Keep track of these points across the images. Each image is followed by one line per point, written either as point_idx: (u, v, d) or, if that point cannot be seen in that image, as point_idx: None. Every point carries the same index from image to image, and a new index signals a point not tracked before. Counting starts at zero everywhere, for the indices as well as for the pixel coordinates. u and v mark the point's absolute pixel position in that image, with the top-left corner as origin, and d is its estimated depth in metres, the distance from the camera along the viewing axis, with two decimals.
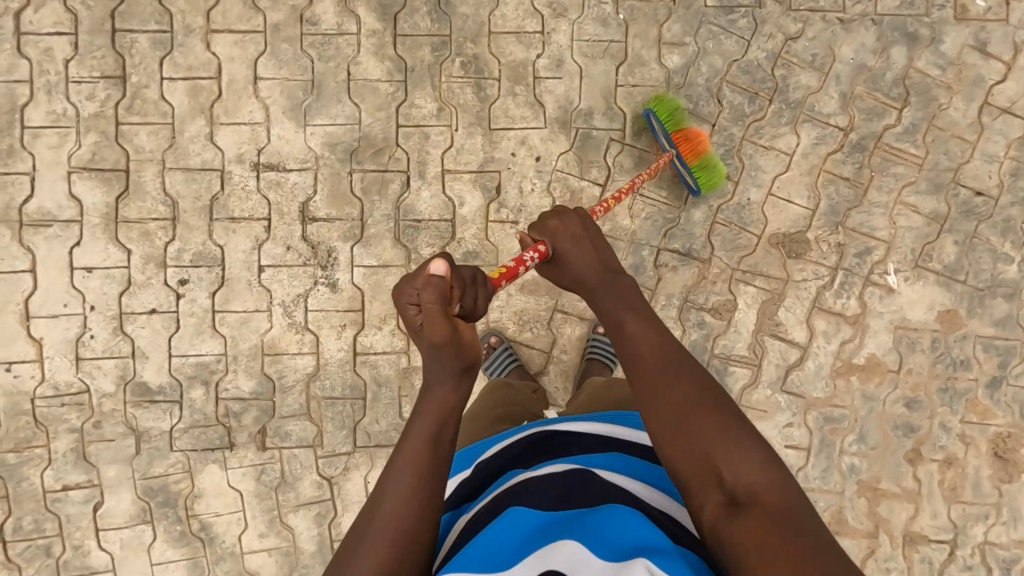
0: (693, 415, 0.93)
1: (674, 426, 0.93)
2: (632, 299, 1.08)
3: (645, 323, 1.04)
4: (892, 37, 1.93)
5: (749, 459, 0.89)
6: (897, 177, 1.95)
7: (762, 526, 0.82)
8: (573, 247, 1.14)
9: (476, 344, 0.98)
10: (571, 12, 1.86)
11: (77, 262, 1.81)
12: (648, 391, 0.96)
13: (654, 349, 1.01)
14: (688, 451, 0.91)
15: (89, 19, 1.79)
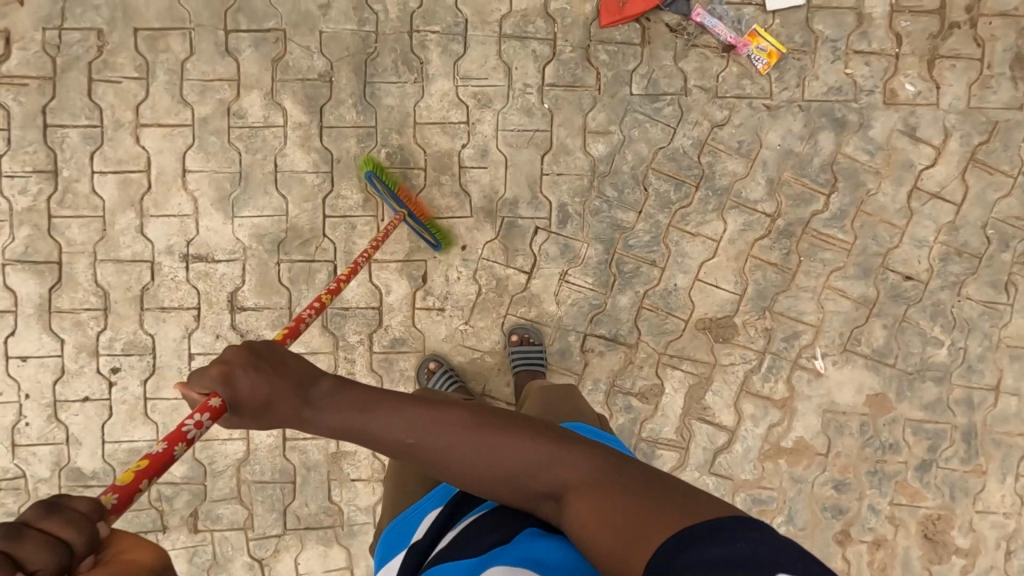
0: (491, 455, 0.93)
1: (495, 476, 0.93)
2: (339, 395, 0.97)
3: (388, 412, 0.96)
4: (820, 123, 1.93)
5: (568, 467, 0.91)
6: (825, 262, 1.96)
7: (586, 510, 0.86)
8: (248, 377, 0.92)
9: (145, 551, 0.67)
10: (496, 102, 1.88)
11: (12, 350, 1.86)
12: (448, 463, 0.95)
13: (411, 433, 0.95)
14: (517, 486, 0.93)
15: (21, 114, 1.82)
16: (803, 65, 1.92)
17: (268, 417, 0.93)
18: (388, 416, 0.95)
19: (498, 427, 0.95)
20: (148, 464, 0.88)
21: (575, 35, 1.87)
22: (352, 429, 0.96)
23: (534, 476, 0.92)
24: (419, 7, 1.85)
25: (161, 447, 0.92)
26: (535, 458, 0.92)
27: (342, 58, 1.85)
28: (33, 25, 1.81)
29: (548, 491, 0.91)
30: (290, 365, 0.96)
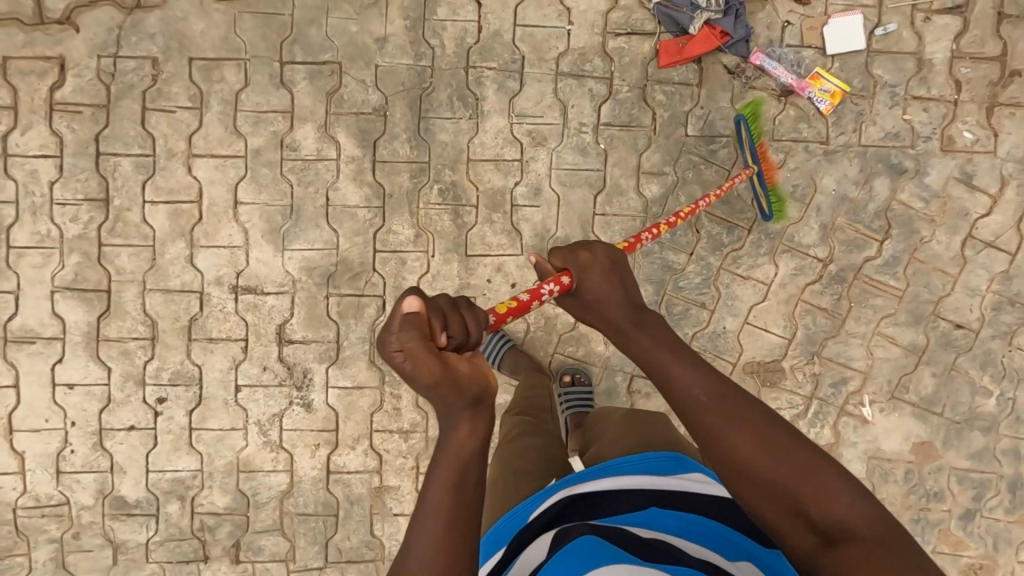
0: (761, 454, 0.88)
1: (778, 486, 0.86)
2: (665, 331, 1.02)
3: (671, 358, 0.97)
4: (875, 168, 1.91)
5: (843, 503, 0.83)
6: (876, 308, 1.94)
7: (862, 558, 0.79)
8: (598, 278, 1.06)
9: (468, 369, 0.89)
10: (550, 141, 1.86)
11: (58, 378, 1.85)
12: (723, 440, 0.90)
13: (714, 397, 0.92)
14: (793, 502, 0.85)
15: (74, 141, 1.82)
16: (860, 110, 1.90)
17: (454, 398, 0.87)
18: (692, 368, 0.95)
19: (741, 407, 0.92)
20: (516, 304, 1.08)
21: (632, 75, 1.86)
22: (654, 365, 0.97)
23: (822, 498, 0.84)
24: (476, 43, 1.84)
25: (524, 296, 1.08)
26: (811, 473, 0.86)
27: (397, 92, 1.84)
28: (89, 53, 1.80)
29: (822, 523, 0.84)
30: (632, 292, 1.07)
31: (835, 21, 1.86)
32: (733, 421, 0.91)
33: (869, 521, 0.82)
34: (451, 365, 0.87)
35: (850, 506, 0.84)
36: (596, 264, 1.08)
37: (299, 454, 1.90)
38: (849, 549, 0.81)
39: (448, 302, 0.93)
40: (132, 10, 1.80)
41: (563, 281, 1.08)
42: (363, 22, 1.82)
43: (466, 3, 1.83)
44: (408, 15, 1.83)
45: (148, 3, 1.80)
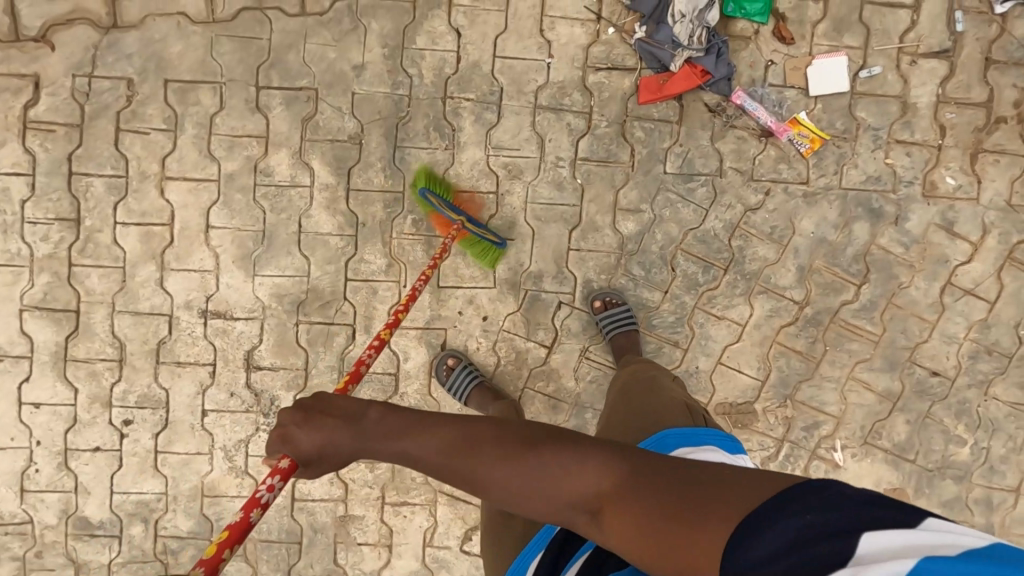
0: (523, 485, 0.89)
1: (550, 505, 0.88)
2: (392, 418, 0.98)
3: (391, 441, 0.96)
4: (855, 212, 1.89)
5: (598, 473, 0.87)
6: (851, 352, 1.92)
7: (628, 518, 0.82)
8: (309, 437, 0.96)
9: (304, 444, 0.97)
10: (526, 174, 1.84)
11: (25, 397, 1.85)
12: (464, 478, 0.91)
13: (439, 452, 0.93)
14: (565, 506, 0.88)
15: (47, 160, 1.81)
16: (842, 152, 1.87)
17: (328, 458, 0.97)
18: (430, 435, 0.95)
19: (504, 446, 0.91)
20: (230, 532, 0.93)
21: (611, 110, 1.83)
22: (388, 456, 0.95)
23: (574, 479, 0.87)
24: (454, 73, 1.82)
25: (239, 517, 0.97)
26: (570, 474, 0.87)
27: (374, 121, 1.82)
28: (64, 72, 1.79)
29: (583, 501, 0.87)
30: (343, 443, 0.96)
31: (818, 63, 1.84)
32: (446, 470, 0.93)
33: (618, 473, 0.86)
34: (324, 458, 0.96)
35: (614, 479, 0.86)
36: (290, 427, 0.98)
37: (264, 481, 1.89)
38: (619, 514, 0.83)
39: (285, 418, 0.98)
40: (108, 30, 1.79)
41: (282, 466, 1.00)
42: (341, 49, 1.81)
43: (445, 33, 1.81)
44: (386, 43, 1.81)
45: (125, 23, 1.79)
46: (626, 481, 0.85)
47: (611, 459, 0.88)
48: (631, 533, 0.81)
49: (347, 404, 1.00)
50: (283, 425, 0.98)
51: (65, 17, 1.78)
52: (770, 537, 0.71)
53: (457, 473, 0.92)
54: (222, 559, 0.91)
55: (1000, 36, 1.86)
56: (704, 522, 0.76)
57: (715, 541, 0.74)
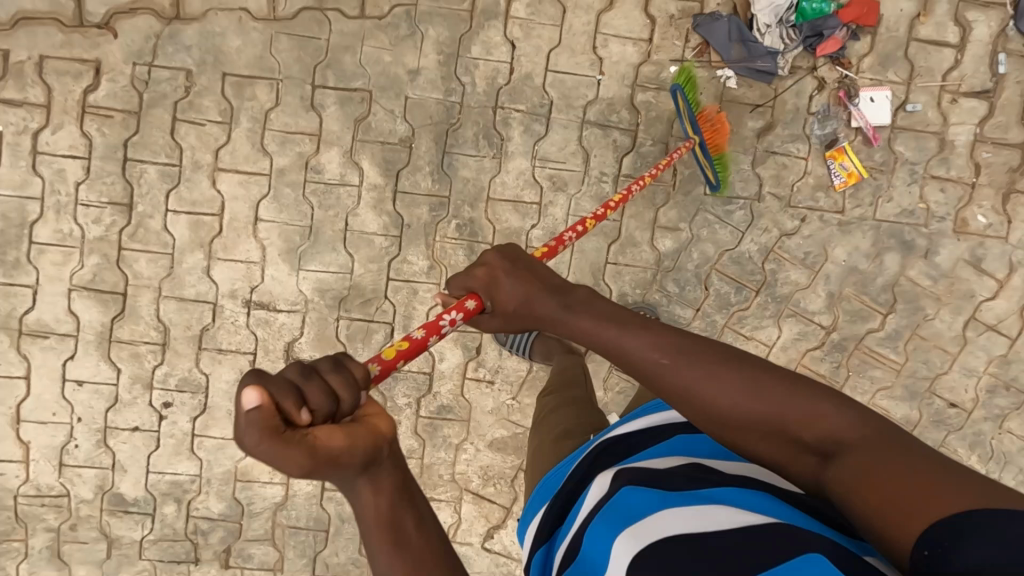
0: (750, 399, 0.87)
1: (760, 426, 0.87)
2: (602, 305, 0.98)
3: (631, 326, 0.94)
4: (887, 243, 1.94)
5: (832, 415, 0.84)
6: (873, 380, 1.97)
7: (858, 461, 0.79)
8: (511, 283, 1.00)
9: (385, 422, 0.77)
10: (570, 187, 1.88)
11: (69, 374, 1.90)
12: (675, 385, 0.90)
13: (671, 353, 0.91)
14: (788, 432, 0.86)
15: (103, 144, 1.85)
16: (879, 184, 1.92)
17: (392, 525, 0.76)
18: (644, 332, 0.93)
19: (710, 362, 0.90)
20: (409, 346, 0.98)
21: (657, 129, 1.88)
22: (598, 343, 0.95)
23: (790, 410, 0.86)
24: (506, 83, 1.85)
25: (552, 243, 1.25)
26: (805, 400, 0.86)
27: (424, 126, 1.86)
28: (124, 59, 1.83)
29: (816, 441, 0.84)
30: (544, 273, 1.02)
31: (864, 96, 1.87)
32: (656, 370, 0.91)
33: (855, 424, 0.83)
34: (319, 443, 0.69)
35: (861, 425, 0.83)
36: (497, 270, 1.01)
37: (296, 469, 1.94)
38: (850, 462, 0.80)
39: (296, 372, 0.73)
40: (170, 21, 1.83)
41: (469, 308, 1.02)
42: (396, 54, 1.84)
43: (500, 44, 1.84)
44: (442, 50, 1.84)
45: (187, 15, 1.82)
46: (871, 432, 0.82)
47: (842, 406, 0.86)
48: (846, 483, 0.79)
49: (552, 270, 1.02)
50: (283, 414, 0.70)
51: (129, 6, 1.82)
52: (966, 539, 0.64)
53: (704, 366, 0.90)
54: (397, 365, 0.96)
55: None
56: (916, 496, 0.71)
57: (918, 510, 0.70)
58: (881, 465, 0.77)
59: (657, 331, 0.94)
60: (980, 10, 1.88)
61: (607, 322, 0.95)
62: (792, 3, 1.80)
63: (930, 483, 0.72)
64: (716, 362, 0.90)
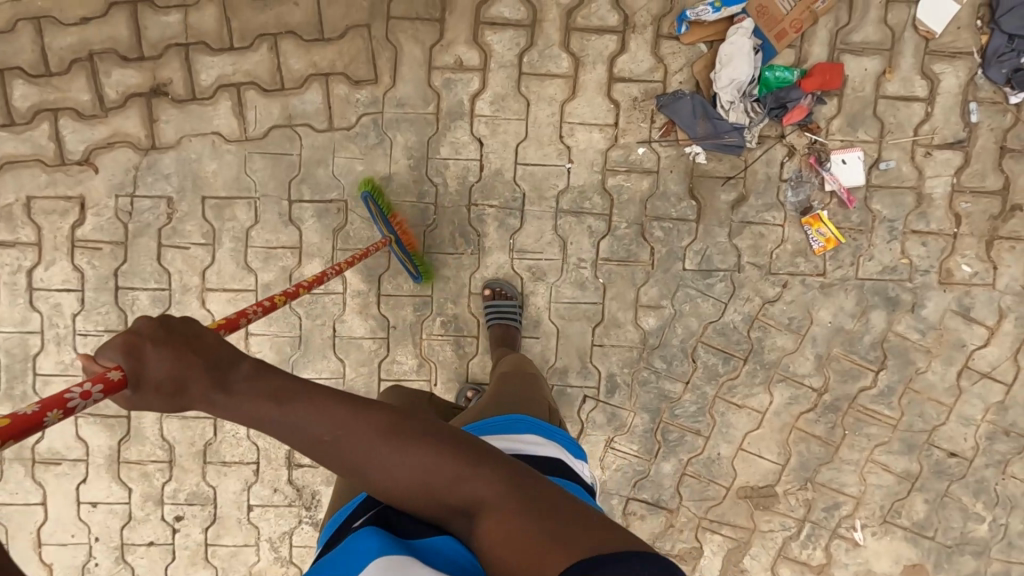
0: (428, 476, 0.89)
1: (427, 491, 0.90)
2: (328, 404, 0.89)
3: (304, 403, 0.88)
4: (872, 301, 1.93)
5: (475, 488, 0.88)
6: (870, 436, 1.97)
7: (503, 525, 0.85)
8: (155, 356, 0.82)
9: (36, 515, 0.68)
10: (550, 275, 1.91)
11: (83, 496, 1.97)
12: (347, 456, 0.90)
13: (329, 431, 0.88)
14: (432, 498, 0.90)
15: (94, 276, 1.91)
16: (858, 244, 1.91)
17: (182, 397, 0.83)
18: (305, 405, 0.88)
19: (369, 426, 0.90)
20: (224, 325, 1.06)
21: (630, 211, 1.89)
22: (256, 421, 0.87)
23: (460, 488, 0.89)
24: (478, 181, 1.88)
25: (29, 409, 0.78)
26: (465, 474, 0.89)
27: (401, 229, 1.90)
28: (107, 193, 1.89)
29: (465, 505, 0.89)
30: (202, 346, 0.86)
31: (835, 159, 1.87)
32: (325, 446, 0.89)
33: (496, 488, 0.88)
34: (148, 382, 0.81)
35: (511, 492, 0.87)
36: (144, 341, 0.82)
37: None
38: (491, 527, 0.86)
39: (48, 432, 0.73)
40: (147, 151, 1.88)
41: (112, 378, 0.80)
42: (368, 162, 1.88)
43: (468, 142, 1.87)
44: (412, 154, 1.87)
45: (163, 144, 1.88)
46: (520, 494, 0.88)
47: (508, 470, 0.90)
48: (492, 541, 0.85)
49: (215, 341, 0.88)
50: (136, 332, 0.83)
51: (107, 141, 1.87)
52: None
53: (348, 458, 0.90)
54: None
55: (1014, 125, 1.88)
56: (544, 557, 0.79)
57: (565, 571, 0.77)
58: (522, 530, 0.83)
59: (302, 421, 0.87)
60: (946, 61, 1.86)
61: (283, 415, 0.87)
62: (753, 77, 1.80)
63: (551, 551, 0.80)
64: (391, 440, 0.90)
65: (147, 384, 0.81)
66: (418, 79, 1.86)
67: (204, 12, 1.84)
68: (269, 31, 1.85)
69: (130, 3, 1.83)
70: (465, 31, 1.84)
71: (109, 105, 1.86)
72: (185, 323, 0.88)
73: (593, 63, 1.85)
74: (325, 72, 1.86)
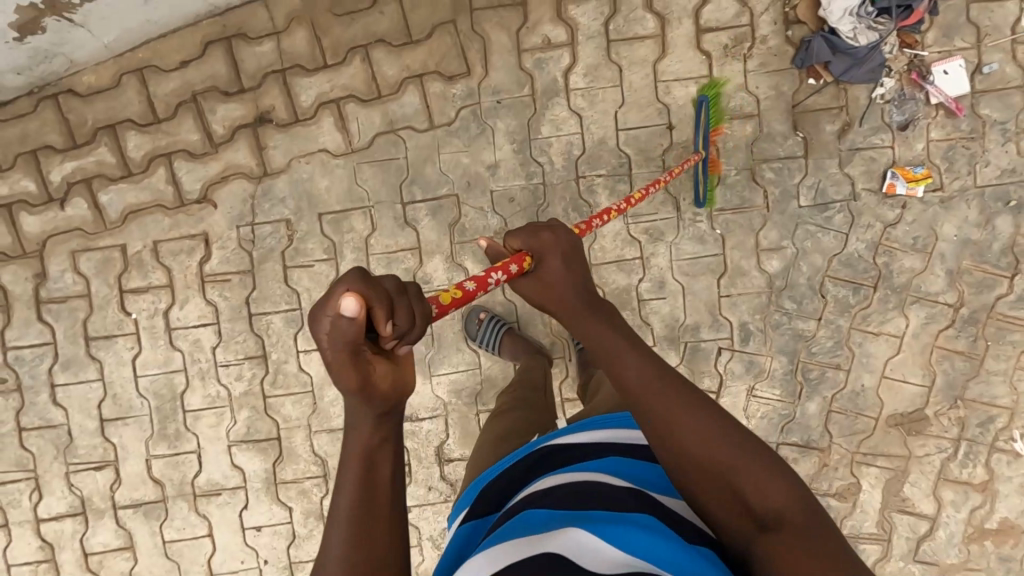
0: (706, 450, 0.85)
1: (704, 468, 0.85)
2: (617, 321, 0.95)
3: (623, 342, 0.92)
4: (995, 207, 1.91)
5: (772, 493, 0.83)
6: (1015, 344, 1.94)
7: (790, 551, 0.79)
8: (559, 263, 0.96)
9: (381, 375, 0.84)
10: (668, 234, 1.93)
11: (247, 522, 2.03)
12: (660, 417, 0.87)
13: (649, 377, 0.89)
14: (716, 488, 0.85)
15: (227, 307, 1.97)
16: (972, 152, 1.89)
17: (550, 297, 0.96)
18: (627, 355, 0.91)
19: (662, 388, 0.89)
20: (460, 295, 0.96)
21: (738, 158, 1.90)
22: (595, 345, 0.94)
23: (758, 491, 0.83)
24: (583, 153, 1.91)
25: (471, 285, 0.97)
26: (763, 476, 0.84)
27: (515, 214, 1.93)
28: (228, 225, 1.95)
29: (760, 512, 0.83)
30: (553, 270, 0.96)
31: (936, 71, 1.86)
32: (628, 379, 0.90)
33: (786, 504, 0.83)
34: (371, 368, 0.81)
35: (804, 516, 0.83)
36: (560, 249, 0.97)
37: None
38: (782, 546, 0.80)
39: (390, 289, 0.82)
40: (260, 178, 1.94)
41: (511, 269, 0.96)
42: (473, 153, 1.91)
43: (568, 118, 1.90)
44: (514, 139, 1.91)
45: (274, 170, 1.94)
46: (808, 526, 0.82)
47: (795, 492, 0.84)
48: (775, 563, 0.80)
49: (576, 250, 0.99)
50: (558, 239, 0.98)
51: (221, 175, 1.94)
52: None
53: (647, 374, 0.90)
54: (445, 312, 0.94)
55: None
56: None
57: None
58: (808, 559, 0.78)
59: (638, 361, 0.90)
60: None
61: (591, 312, 0.94)
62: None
63: None
64: (697, 403, 0.88)
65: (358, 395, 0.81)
66: (510, 64, 1.89)
67: (294, 35, 1.90)
68: (359, 43, 1.90)
69: (225, 39, 1.90)
70: (549, 9, 1.87)
71: (218, 141, 1.93)
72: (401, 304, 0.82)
73: (678, 18, 1.87)
74: (418, 73, 1.90)
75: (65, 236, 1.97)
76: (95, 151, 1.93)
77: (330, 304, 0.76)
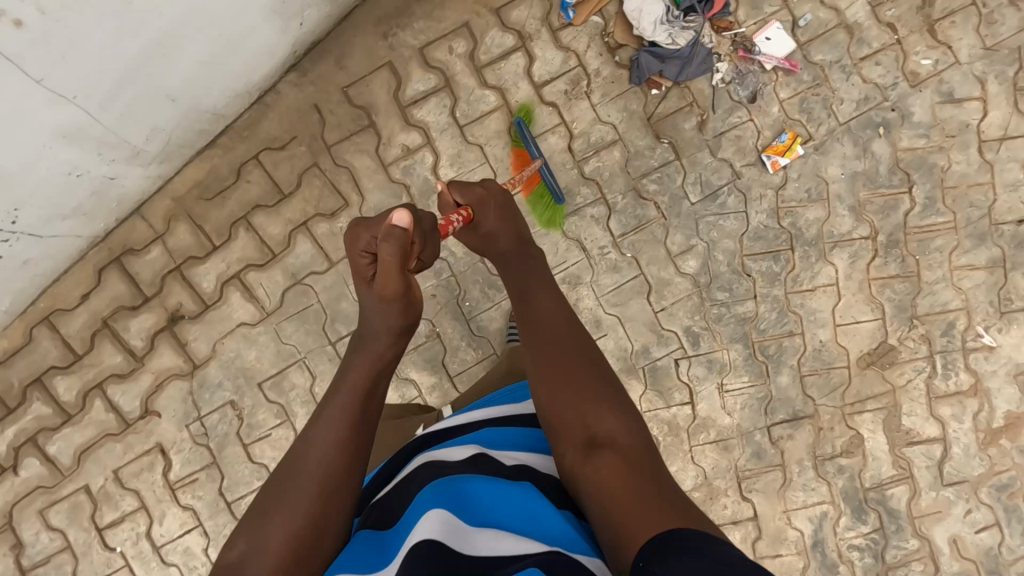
0: (574, 379, 1.11)
1: (568, 413, 1.07)
2: (543, 286, 1.31)
3: (548, 290, 1.30)
4: (866, 136, 1.98)
5: (611, 423, 1.05)
6: (941, 249, 1.99)
7: (614, 467, 0.97)
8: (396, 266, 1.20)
9: (398, 309, 1.24)
10: (585, 275, 1.97)
11: None
12: (541, 354, 1.17)
13: (548, 318, 1.23)
14: (567, 423, 1.06)
15: (205, 505, 1.97)
16: (823, 96, 1.98)
17: (410, 295, 1.25)
18: (541, 295, 1.29)
19: (558, 337, 1.19)
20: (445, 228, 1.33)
21: (619, 183, 1.97)
22: (517, 295, 1.32)
23: (601, 421, 1.05)
24: None
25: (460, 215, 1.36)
26: (606, 412, 1.06)
27: (438, 312, 1.97)
28: (178, 428, 1.97)
29: (603, 436, 1.03)
30: (521, 228, 1.43)
31: (760, 41, 1.96)
32: (531, 323, 1.24)
33: (625, 435, 1.04)
34: (409, 289, 1.23)
35: (637, 444, 1.03)
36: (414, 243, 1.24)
37: None
38: (608, 462, 0.98)
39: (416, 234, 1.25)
40: (192, 372, 1.97)
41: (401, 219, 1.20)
42: None
43: None
44: None
45: (202, 359, 1.97)
46: (636, 453, 1.01)
47: (635, 434, 1.05)
48: (599, 481, 0.96)
49: (525, 222, 1.44)
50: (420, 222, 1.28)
51: (154, 384, 1.97)
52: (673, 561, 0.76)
53: (544, 337, 1.19)
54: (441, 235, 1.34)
55: None
56: (640, 515, 0.88)
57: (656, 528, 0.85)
58: (623, 475, 0.96)
59: (549, 300, 1.27)
60: None
61: (522, 262, 1.38)
62: (667, 6, 1.91)
63: (647, 506, 0.90)
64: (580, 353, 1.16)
65: (386, 304, 1.23)
66: (381, 181, 1.97)
67: (177, 231, 1.96)
68: (238, 216, 1.97)
69: (115, 260, 1.96)
70: (397, 121, 1.97)
71: (141, 353, 1.97)
72: (417, 217, 1.27)
73: (515, 84, 1.97)
74: (301, 221, 1.97)
75: (28, 499, 1.96)
76: (29, 409, 1.96)
77: (376, 226, 1.26)
